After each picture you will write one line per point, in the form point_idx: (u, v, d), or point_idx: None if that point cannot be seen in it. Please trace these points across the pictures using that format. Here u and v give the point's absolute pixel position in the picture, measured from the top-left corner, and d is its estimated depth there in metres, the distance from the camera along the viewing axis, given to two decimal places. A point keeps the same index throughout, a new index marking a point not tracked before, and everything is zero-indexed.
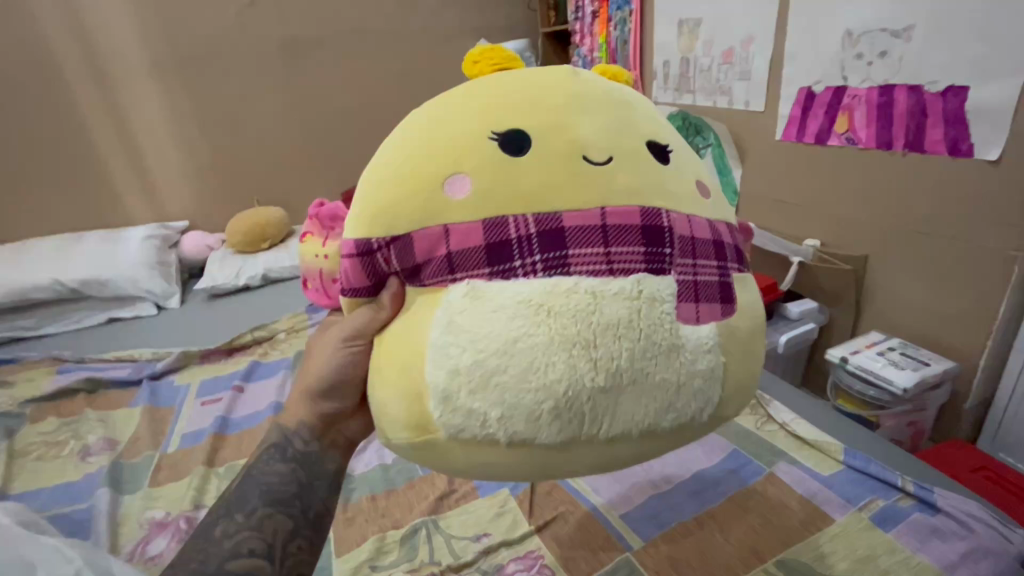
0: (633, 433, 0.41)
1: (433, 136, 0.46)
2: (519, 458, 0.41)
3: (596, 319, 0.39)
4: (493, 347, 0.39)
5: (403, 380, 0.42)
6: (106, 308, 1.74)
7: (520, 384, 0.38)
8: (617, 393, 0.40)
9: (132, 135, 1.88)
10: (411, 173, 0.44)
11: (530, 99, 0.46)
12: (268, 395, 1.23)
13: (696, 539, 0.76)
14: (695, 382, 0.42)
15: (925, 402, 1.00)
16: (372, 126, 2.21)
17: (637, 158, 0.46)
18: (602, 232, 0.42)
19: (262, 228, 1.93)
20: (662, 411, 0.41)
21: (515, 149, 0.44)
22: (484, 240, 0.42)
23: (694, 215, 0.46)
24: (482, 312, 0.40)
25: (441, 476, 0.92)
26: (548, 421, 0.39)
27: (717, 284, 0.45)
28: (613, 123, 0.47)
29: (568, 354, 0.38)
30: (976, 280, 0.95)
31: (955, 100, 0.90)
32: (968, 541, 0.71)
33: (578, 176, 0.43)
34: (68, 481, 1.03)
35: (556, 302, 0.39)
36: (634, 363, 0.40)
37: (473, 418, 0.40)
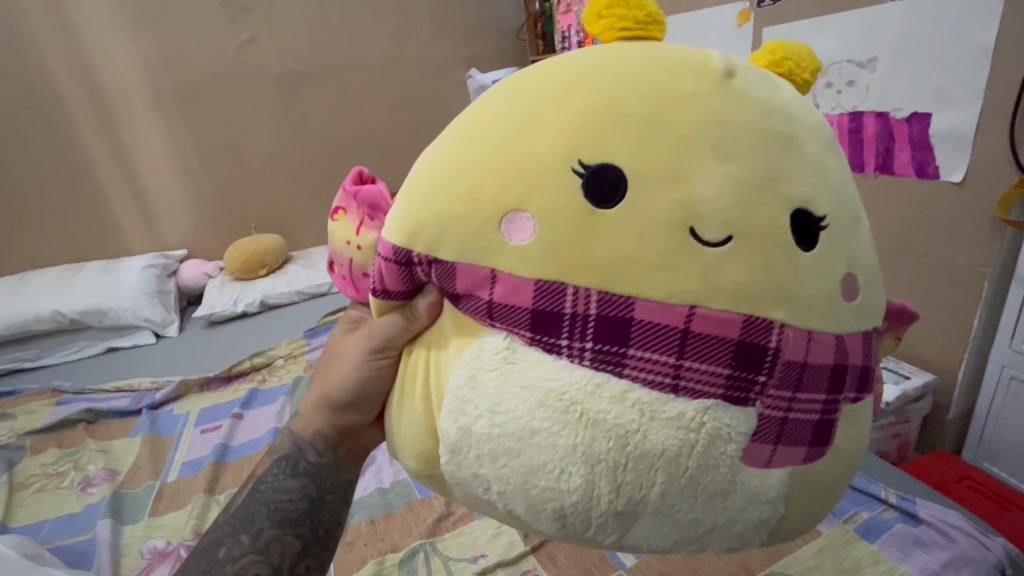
0: (643, 547, 0.38)
1: (505, 146, 0.38)
2: (516, 523, 0.40)
3: (635, 443, 0.33)
4: (510, 429, 0.36)
5: (424, 407, 0.42)
6: (106, 337, 1.76)
7: (524, 480, 0.36)
8: (633, 518, 0.35)
9: (133, 168, 1.94)
10: (474, 191, 0.38)
11: (644, 117, 0.36)
12: (267, 422, 1.25)
13: (688, 555, 0.78)
14: (736, 527, 0.36)
15: (908, 414, 1.02)
16: (368, 152, 2.26)
17: (762, 238, 0.34)
18: (680, 338, 0.34)
19: (261, 255, 1.96)
20: (680, 540, 0.37)
21: (594, 194, 0.36)
22: (533, 304, 0.37)
23: (820, 333, 0.35)
24: (509, 384, 0.36)
25: (439, 498, 0.93)
26: (546, 518, 0.37)
27: (814, 423, 0.36)
28: (754, 173, 0.35)
29: (590, 469, 0.34)
30: (951, 297, 0.99)
31: (919, 125, 0.95)
32: (949, 551, 0.73)
33: (663, 259, 0.34)
34: (70, 513, 1.04)
35: (593, 410, 0.34)
36: (665, 498, 0.34)
37: (476, 479, 0.39)
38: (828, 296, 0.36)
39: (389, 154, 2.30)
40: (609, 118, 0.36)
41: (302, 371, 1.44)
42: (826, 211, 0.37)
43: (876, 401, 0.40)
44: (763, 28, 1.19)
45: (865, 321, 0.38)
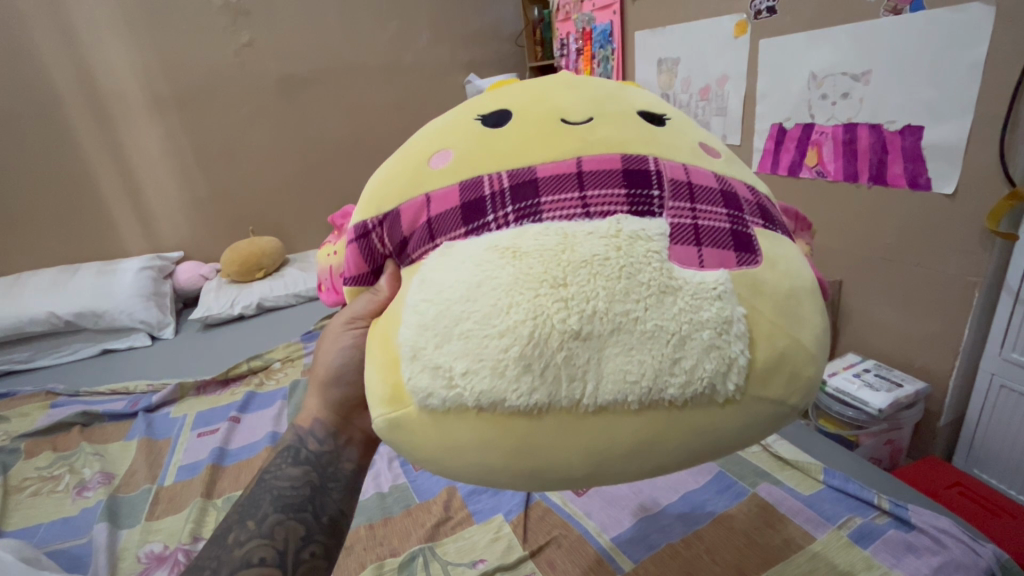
0: (627, 396, 0.38)
1: (429, 133, 0.53)
2: (494, 422, 0.39)
3: (569, 256, 0.38)
4: (457, 295, 0.39)
5: (383, 351, 0.43)
6: (101, 339, 1.76)
7: (481, 332, 0.38)
8: (597, 341, 0.37)
9: (131, 170, 1.93)
10: (407, 160, 0.51)
11: (521, 91, 0.53)
12: (265, 425, 1.25)
13: (684, 560, 0.79)
14: (704, 335, 0.37)
15: (900, 421, 1.04)
16: (366, 156, 2.27)
17: (617, 119, 0.48)
18: (577, 178, 0.44)
19: (258, 258, 1.96)
20: (657, 380, 0.37)
21: (497, 123, 0.49)
22: (460, 200, 0.45)
23: (690, 164, 0.47)
24: (451, 264, 0.41)
25: (438, 503, 0.94)
26: (515, 373, 0.37)
27: (728, 232, 0.43)
28: (599, 97, 0.51)
29: (536, 293, 0.37)
30: (942, 306, 1.00)
31: (912, 138, 0.97)
32: (941, 556, 0.74)
33: (557, 133, 0.46)
34: (66, 517, 1.04)
35: (522, 244, 0.40)
36: (616, 307, 0.37)
37: (438, 377, 0.39)
38: (691, 150, 0.48)
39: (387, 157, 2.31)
40: (498, 99, 0.53)
41: (299, 374, 1.45)
42: (662, 114, 0.53)
43: (786, 234, 0.48)
44: (760, 40, 1.21)
45: (743, 175, 0.50)
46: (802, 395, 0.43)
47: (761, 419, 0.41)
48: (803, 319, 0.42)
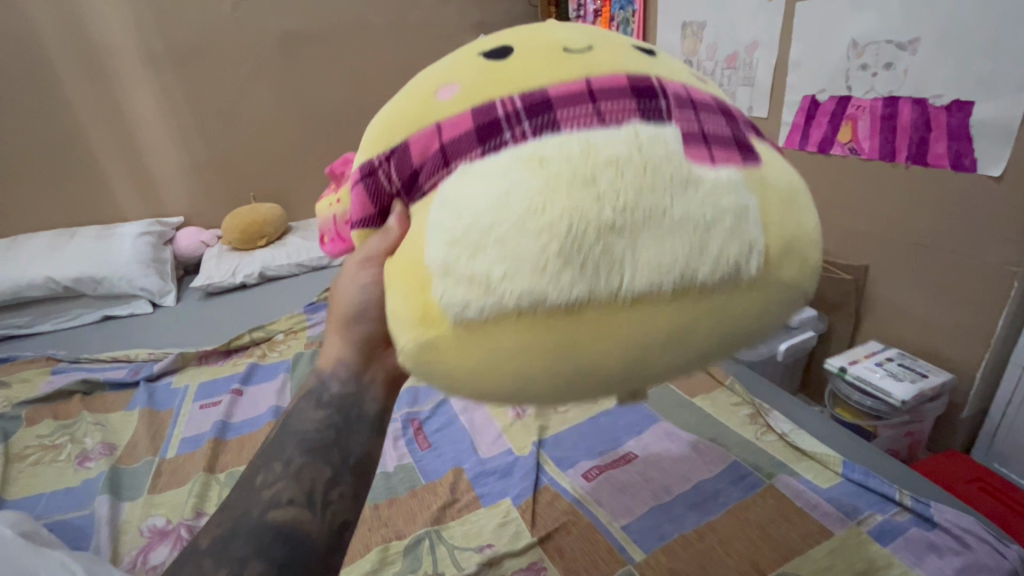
0: (661, 285, 0.37)
1: (423, 77, 0.49)
2: (535, 326, 0.37)
3: (596, 157, 0.37)
4: (486, 205, 0.37)
5: (407, 275, 0.41)
6: (101, 306, 1.73)
7: (517, 238, 0.36)
8: (630, 232, 0.36)
9: (128, 131, 1.86)
10: (410, 100, 0.47)
11: (511, 31, 0.50)
12: (268, 399, 1.23)
13: (698, 552, 0.77)
14: (726, 221, 0.38)
15: (923, 413, 1.00)
16: (371, 121, 2.19)
17: (616, 46, 0.46)
18: (590, 94, 0.41)
19: (259, 225, 1.92)
20: (689, 275, 0.37)
21: (498, 55, 0.46)
22: (474, 124, 0.41)
23: (686, 86, 0.45)
24: (472, 180, 0.39)
25: (444, 485, 0.92)
26: (553, 271, 0.36)
27: (726, 140, 0.42)
28: (592, 32, 0.49)
29: (568, 190, 0.36)
30: (977, 294, 0.95)
31: (959, 114, 0.90)
32: (964, 557, 0.72)
33: (563, 59, 0.43)
34: (68, 487, 1.03)
35: (547, 152, 0.38)
36: (644, 198, 0.36)
37: (476, 286, 0.37)
38: (683, 76, 0.47)
39: None
40: (489, 39, 0.50)
41: (301, 346, 1.42)
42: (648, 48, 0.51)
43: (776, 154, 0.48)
44: (796, 3, 1.13)
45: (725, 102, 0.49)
46: (811, 277, 0.44)
47: (777, 301, 0.42)
48: (805, 212, 0.43)
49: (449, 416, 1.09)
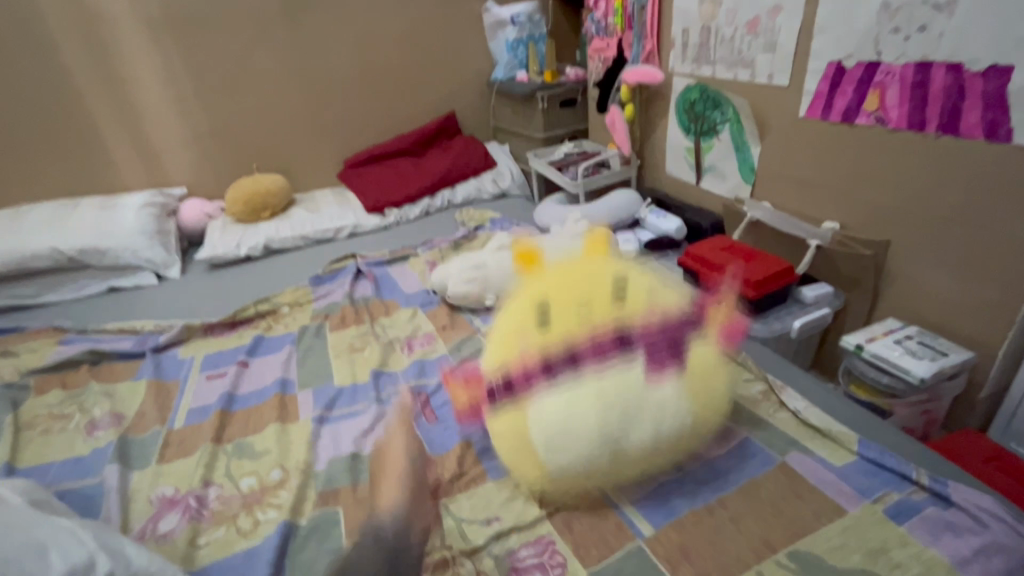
0: (646, 450, 0.80)
1: (512, 303, 0.90)
2: (592, 476, 0.79)
3: (604, 395, 0.76)
4: (561, 434, 0.76)
5: (523, 458, 0.80)
6: (106, 277, 1.71)
7: (577, 434, 0.75)
8: (629, 422, 0.77)
9: (128, 99, 1.82)
10: (509, 315, 0.89)
11: (545, 291, 0.86)
12: (274, 371, 1.23)
13: (708, 528, 0.76)
14: (667, 417, 0.79)
15: (940, 392, 0.98)
16: (376, 91, 2.13)
17: (609, 302, 0.83)
18: (603, 347, 0.80)
19: (263, 197, 1.89)
20: (661, 434, 0.79)
21: (545, 322, 0.83)
22: (544, 363, 0.81)
23: (643, 303, 0.85)
24: (551, 430, 0.76)
25: (451, 458, 0.92)
26: (593, 451, 0.76)
27: (669, 352, 0.81)
28: (594, 290, 0.84)
29: (598, 410, 0.75)
30: (1003, 271, 0.93)
31: (996, 81, 0.85)
32: (982, 537, 0.71)
33: (581, 315, 0.82)
34: (77, 456, 1.03)
35: (586, 390, 0.77)
36: (628, 404, 0.76)
37: (564, 466, 0.78)
38: (647, 313, 0.84)
39: (398, 93, 2.17)
40: (535, 289, 0.88)
41: (307, 319, 1.41)
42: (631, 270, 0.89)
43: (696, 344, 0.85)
44: None
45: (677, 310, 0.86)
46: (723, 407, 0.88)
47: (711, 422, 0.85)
48: (717, 379, 0.85)
49: None
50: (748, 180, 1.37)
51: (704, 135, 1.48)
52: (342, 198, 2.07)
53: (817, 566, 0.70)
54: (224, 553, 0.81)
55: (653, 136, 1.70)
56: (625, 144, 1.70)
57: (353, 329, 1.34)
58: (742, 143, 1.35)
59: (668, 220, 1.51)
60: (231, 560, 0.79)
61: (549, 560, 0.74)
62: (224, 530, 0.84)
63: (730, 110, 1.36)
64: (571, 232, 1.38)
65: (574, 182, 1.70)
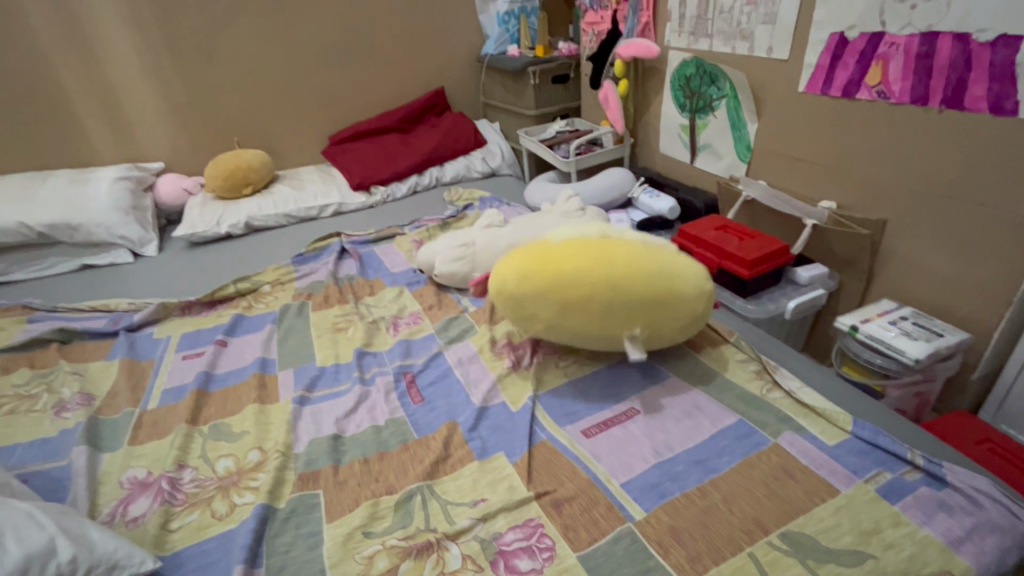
0: (651, 331, 0.95)
1: (519, 258, 1.01)
2: (609, 321, 0.93)
3: (615, 282, 0.91)
4: (581, 309, 0.92)
5: (549, 306, 0.94)
6: (78, 254, 1.64)
7: (588, 248, 0.97)
8: (635, 314, 0.92)
9: (99, 66, 1.73)
10: (514, 260, 1.00)
11: (552, 243, 1.00)
12: (254, 350, 1.18)
13: (699, 510, 0.74)
14: (669, 304, 0.94)
15: (934, 372, 0.97)
16: (361, 64, 2.05)
17: (604, 247, 0.97)
18: (598, 249, 0.95)
19: (243, 173, 1.82)
20: (656, 256, 0.98)
21: (551, 251, 0.98)
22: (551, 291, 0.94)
23: (638, 249, 0.97)
24: (570, 308, 0.92)
25: (436, 439, 0.89)
26: (606, 312, 0.92)
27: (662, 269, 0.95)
28: (594, 244, 0.98)
29: (608, 303, 0.91)
30: (1001, 250, 0.91)
31: (1006, 50, 0.82)
32: (976, 517, 0.69)
33: (578, 244, 0.96)
34: (44, 438, 0.98)
35: (599, 283, 0.92)
36: (629, 303, 0.91)
37: (583, 302, 0.92)
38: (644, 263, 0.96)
39: (385, 67, 2.09)
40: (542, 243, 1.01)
41: (289, 298, 1.37)
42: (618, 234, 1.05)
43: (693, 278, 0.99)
44: None
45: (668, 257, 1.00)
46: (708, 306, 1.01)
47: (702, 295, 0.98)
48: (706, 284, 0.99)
49: (444, 369, 1.06)
50: (744, 158, 1.34)
51: (699, 112, 1.44)
52: (327, 175, 2.00)
53: (810, 547, 0.68)
54: (197, 538, 0.77)
55: (648, 114, 1.65)
56: (619, 123, 1.65)
57: (337, 308, 1.30)
58: (739, 120, 1.32)
59: (661, 200, 1.47)
60: (205, 545, 0.76)
61: (535, 543, 0.72)
62: (198, 514, 0.81)
63: (727, 86, 1.32)
64: (563, 210, 1.34)
65: (566, 161, 1.65)
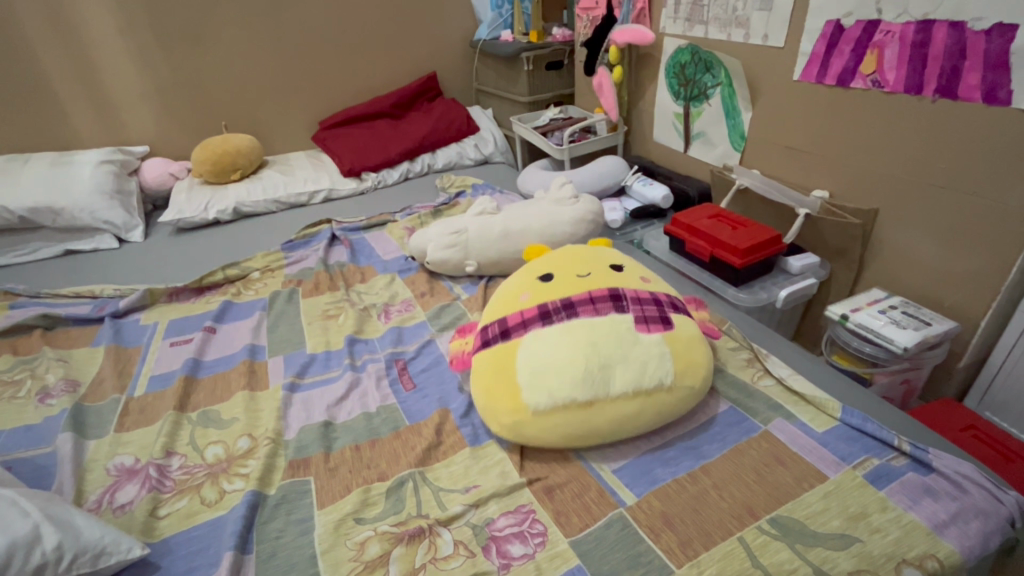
0: (629, 413, 0.80)
1: (503, 301, 0.95)
2: (577, 405, 0.79)
3: (590, 358, 0.80)
4: (548, 381, 0.79)
5: (509, 385, 0.82)
6: (61, 239, 1.60)
7: (566, 346, 0.82)
8: (608, 384, 0.78)
9: (80, 45, 1.68)
10: (502, 296, 0.97)
11: (550, 266, 0.98)
12: (243, 337, 1.17)
13: (690, 496, 0.75)
14: (650, 373, 0.80)
15: (922, 361, 0.98)
16: (352, 47, 2.02)
17: (604, 275, 0.94)
18: (590, 299, 0.88)
19: (232, 158, 1.79)
20: (643, 370, 0.80)
21: (546, 279, 0.95)
22: (536, 313, 0.88)
23: (638, 288, 0.92)
24: (535, 379, 0.80)
25: (428, 426, 0.89)
26: (577, 384, 0.78)
27: (657, 317, 0.87)
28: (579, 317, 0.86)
29: (581, 375, 0.78)
30: (991, 240, 0.91)
31: (1000, 39, 0.82)
32: (961, 502, 0.71)
33: (580, 276, 0.93)
34: (28, 425, 0.96)
35: (570, 350, 0.81)
36: (602, 375, 0.79)
37: (546, 389, 0.79)
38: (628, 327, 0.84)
39: (376, 51, 2.06)
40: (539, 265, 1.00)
41: (279, 285, 1.35)
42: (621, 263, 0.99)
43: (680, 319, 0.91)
44: None
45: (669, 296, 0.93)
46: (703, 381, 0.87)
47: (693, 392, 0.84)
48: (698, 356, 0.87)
49: (436, 357, 1.05)
50: (738, 147, 1.34)
51: (694, 100, 1.43)
52: (317, 160, 1.97)
53: (798, 531, 0.69)
54: (185, 525, 0.77)
55: (642, 101, 1.64)
56: (613, 110, 1.63)
57: (328, 295, 1.28)
58: (733, 108, 1.31)
59: (654, 188, 1.46)
60: (194, 531, 0.75)
61: (527, 528, 0.72)
62: (187, 500, 0.80)
63: (722, 73, 1.31)
64: (556, 197, 1.33)
65: (559, 148, 1.64)
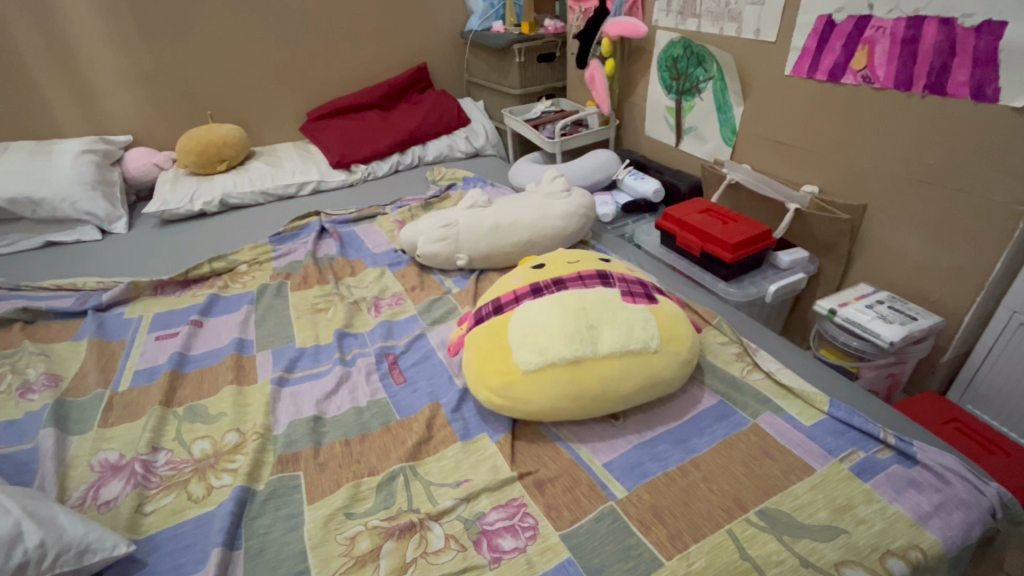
0: (619, 378, 0.80)
1: (498, 287, 0.99)
2: (564, 368, 0.80)
3: (579, 320, 0.82)
4: (537, 343, 0.81)
5: (500, 350, 0.84)
6: (43, 231, 1.57)
7: (556, 302, 0.86)
8: (595, 342, 0.81)
9: (59, 30, 1.63)
10: (497, 284, 1.00)
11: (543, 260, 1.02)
12: (230, 331, 1.15)
13: (680, 489, 0.75)
14: (636, 334, 0.82)
15: (907, 354, 0.99)
16: (341, 37, 1.98)
17: (593, 262, 0.98)
18: (579, 276, 0.92)
19: (218, 148, 1.75)
20: (631, 332, 0.82)
21: (538, 266, 0.99)
22: (528, 290, 0.92)
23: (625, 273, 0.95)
24: (526, 341, 0.82)
25: (419, 421, 0.88)
26: (564, 341, 0.80)
27: (642, 294, 0.91)
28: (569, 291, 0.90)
29: (569, 336, 0.80)
30: (976, 235, 0.93)
31: (989, 36, 0.83)
32: (943, 493, 0.72)
33: (570, 262, 0.98)
34: (8, 421, 0.94)
35: (557, 314, 0.84)
36: (589, 337, 0.81)
37: (535, 349, 0.81)
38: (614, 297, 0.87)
39: (365, 40, 2.03)
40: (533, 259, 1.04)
41: (267, 278, 1.33)
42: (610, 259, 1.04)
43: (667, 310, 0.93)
44: None
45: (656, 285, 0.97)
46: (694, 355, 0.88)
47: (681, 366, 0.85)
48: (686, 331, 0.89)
49: (426, 351, 1.05)
50: (729, 142, 1.34)
51: (685, 94, 1.43)
52: (306, 151, 1.94)
53: (786, 523, 0.70)
54: (172, 521, 0.76)
55: (634, 94, 1.63)
56: (604, 103, 1.62)
57: (317, 289, 1.27)
58: (725, 102, 1.31)
59: (646, 182, 1.46)
60: (181, 528, 0.74)
61: (518, 522, 0.72)
62: (173, 496, 0.79)
63: (714, 67, 1.31)
64: (547, 191, 1.32)
65: (550, 141, 1.63)
